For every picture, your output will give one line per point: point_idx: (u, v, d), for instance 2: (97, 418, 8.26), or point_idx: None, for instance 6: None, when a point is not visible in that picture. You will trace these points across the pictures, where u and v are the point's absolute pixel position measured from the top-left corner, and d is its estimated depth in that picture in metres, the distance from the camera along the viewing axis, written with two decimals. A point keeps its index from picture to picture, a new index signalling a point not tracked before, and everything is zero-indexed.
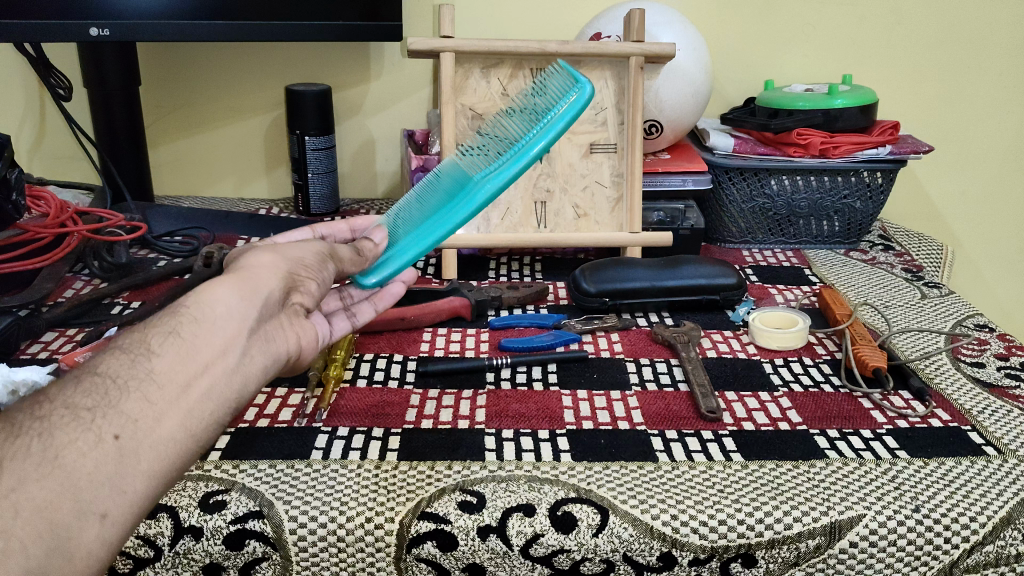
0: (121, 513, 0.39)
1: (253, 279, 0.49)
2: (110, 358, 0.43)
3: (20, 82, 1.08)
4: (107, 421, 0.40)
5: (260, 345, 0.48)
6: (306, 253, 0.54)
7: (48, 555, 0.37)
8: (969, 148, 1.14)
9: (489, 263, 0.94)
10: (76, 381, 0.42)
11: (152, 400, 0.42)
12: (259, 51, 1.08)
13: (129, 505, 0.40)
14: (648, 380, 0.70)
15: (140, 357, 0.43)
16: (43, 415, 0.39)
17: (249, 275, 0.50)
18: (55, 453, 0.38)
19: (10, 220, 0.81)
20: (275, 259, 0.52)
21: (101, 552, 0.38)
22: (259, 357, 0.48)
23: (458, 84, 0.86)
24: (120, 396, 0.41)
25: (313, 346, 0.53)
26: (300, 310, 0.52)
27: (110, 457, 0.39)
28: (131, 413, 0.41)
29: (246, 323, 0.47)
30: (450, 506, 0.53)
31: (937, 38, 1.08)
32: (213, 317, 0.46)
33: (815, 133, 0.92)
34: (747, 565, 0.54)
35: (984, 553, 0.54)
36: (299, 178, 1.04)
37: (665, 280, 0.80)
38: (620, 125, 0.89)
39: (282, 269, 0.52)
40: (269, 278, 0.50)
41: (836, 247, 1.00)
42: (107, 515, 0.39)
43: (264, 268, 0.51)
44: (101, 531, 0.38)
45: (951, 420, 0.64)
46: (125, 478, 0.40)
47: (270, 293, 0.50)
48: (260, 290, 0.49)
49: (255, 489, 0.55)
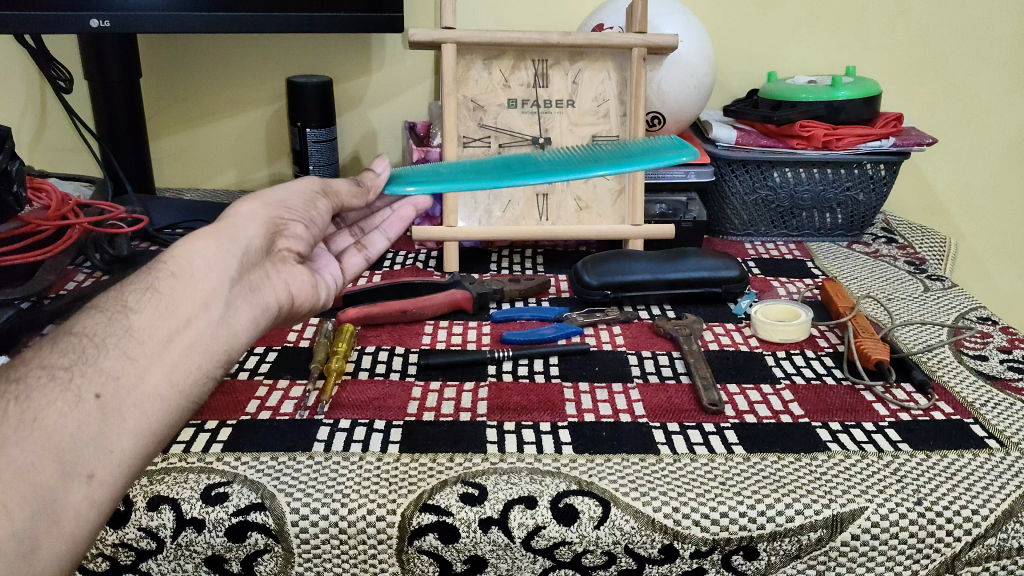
0: (109, 473, 0.39)
1: (232, 230, 0.49)
2: (88, 318, 0.43)
3: (20, 72, 1.08)
4: (87, 380, 0.40)
5: (245, 294, 0.47)
6: (287, 201, 0.54)
7: (35, 517, 0.36)
8: (973, 141, 1.14)
9: (491, 256, 0.94)
10: (54, 342, 0.42)
11: (133, 356, 0.42)
12: (259, 43, 1.08)
13: (117, 465, 0.40)
14: (650, 372, 0.69)
15: (118, 315, 0.43)
16: (18, 377, 0.39)
17: (228, 226, 0.49)
18: (33, 415, 0.38)
19: (13, 212, 0.81)
20: (255, 208, 0.52)
21: (90, 513, 0.38)
22: (246, 308, 0.47)
23: (460, 75, 0.86)
24: (98, 354, 0.41)
25: (306, 295, 0.53)
26: (286, 259, 0.52)
27: (93, 416, 0.39)
28: (112, 370, 0.41)
29: (228, 272, 0.46)
30: (451, 499, 0.53)
31: (941, 30, 1.08)
32: (192, 270, 0.45)
33: (818, 125, 0.91)
34: (748, 558, 0.54)
35: (986, 546, 0.54)
36: (300, 170, 1.03)
37: (668, 272, 0.80)
38: (622, 116, 0.88)
39: (263, 216, 0.51)
40: (249, 227, 0.50)
41: (839, 240, 0.99)
42: (94, 475, 0.39)
43: (243, 219, 0.50)
44: (89, 491, 0.38)
45: (954, 413, 0.64)
46: (112, 437, 0.39)
47: (251, 242, 0.49)
48: (239, 241, 0.48)
49: (257, 482, 0.54)
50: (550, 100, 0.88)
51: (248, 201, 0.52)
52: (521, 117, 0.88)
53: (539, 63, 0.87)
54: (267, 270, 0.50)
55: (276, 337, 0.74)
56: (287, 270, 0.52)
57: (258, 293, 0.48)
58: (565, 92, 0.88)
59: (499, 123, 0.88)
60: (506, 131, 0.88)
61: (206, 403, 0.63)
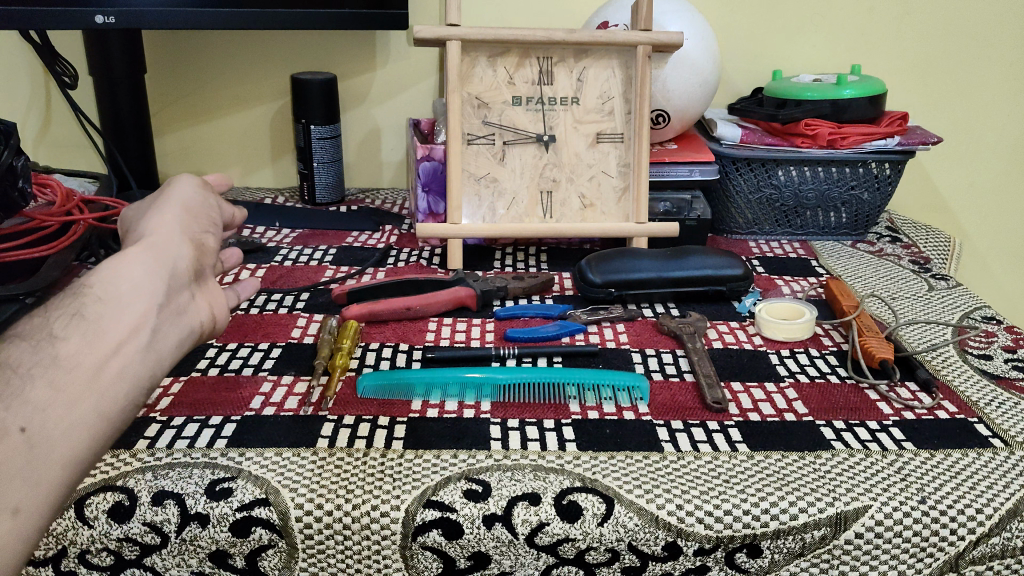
0: (33, 507, 0.41)
1: (157, 247, 0.50)
2: (12, 348, 0.43)
3: (25, 68, 1.08)
4: (13, 413, 0.41)
5: (172, 318, 0.48)
6: (194, 216, 0.55)
7: None
8: (977, 140, 1.13)
9: (495, 253, 0.94)
10: None
11: (60, 387, 0.42)
12: (264, 39, 1.08)
13: (44, 498, 0.41)
14: (653, 370, 0.69)
15: (43, 343, 0.43)
16: None
17: (151, 247, 0.50)
18: None
19: (18, 208, 0.82)
20: (169, 221, 0.53)
21: (17, 547, 0.40)
22: (172, 331, 0.48)
23: (465, 72, 0.86)
24: (23, 385, 0.42)
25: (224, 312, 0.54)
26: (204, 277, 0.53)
27: (19, 450, 0.40)
28: (38, 403, 0.42)
29: (157, 295, 0.48)
30: (455, 495, 0.54)
31: (946, 29, 1.07)
32: (119, 293, 0.46)
33: (823, 123, 0.92)
34: (752, 556, 0.54)
35: (990, 545, 0.54)
36: (305, 167, 1.04)
37: (672, 271, 0.80)
38: (627, 114, 0.89)
39: (181, 230, 0.52)
40: (173, 242, 0.51)
41: (843, 239, 0.99)
42: (19, 510, 0.40)
43: (165, 235, 0.51)
44: (13, 526, 0.40)
45: (958, 412, 0.64)
46: (37, 470, 0.41)
47: (177, 263, 0.50)
48: (166, 261, 0.49)
49: (262, 477, 0.55)
50: (555, 97, 0.88)
51: (161, 215, 0.53)
52: (526, 115, 0.88)
53: (544, 60, 0.87)
54: (193, 286, 0.52)
55: (280, 334, 0.74)
56: (212, 284, 0.54)
57: (185, 315, 0.49)
58: (570, 89, 0.88)
59: (503, 120, 0.88)
60: (510, 129, 0.88)
61: (211, 399, 0.63)
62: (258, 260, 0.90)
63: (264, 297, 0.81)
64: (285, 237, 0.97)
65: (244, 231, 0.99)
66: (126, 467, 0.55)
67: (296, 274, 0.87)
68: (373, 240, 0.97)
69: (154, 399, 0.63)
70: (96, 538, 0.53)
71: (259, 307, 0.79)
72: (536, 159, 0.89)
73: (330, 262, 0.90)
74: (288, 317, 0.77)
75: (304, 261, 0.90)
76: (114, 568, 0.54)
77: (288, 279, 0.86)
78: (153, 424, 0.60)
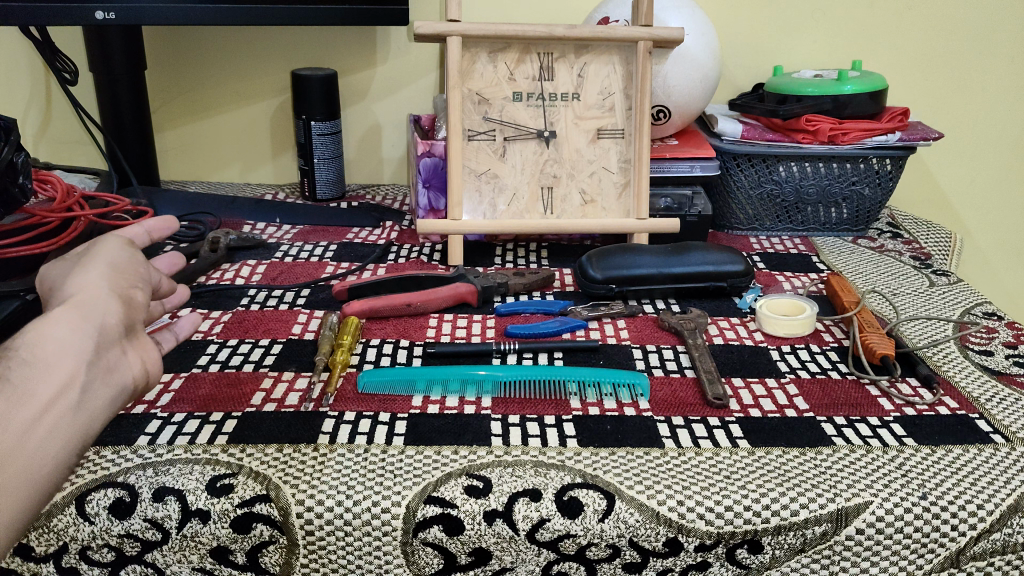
0: None
1: (84, 305, 0.49)
2: None
3: (26, 65, 1.08)
4: None
5: (102, 378, 0.48)
6: (124, 266, 0.53)
7: None
8: (979, 136, 1.13)
9: (495, 250, 0.94)
10: None
11: None
12: (264, 35, 1.08)
13: None
14: (654, 366, 0.69)
15: None
16: None
17: (78, 303, 0.49)
18: None
19: (19, 203, 0.81)
20: (96, 276, 0.51)
21: None
22: (103, 391, 0.48)
23: (466, 68, 0.86)
24: None
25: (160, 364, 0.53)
26: (139, 330, 0.52)
27: None
28: None
29: (83, 355, 0.47)
30: (457, 491, 0.54)
31: (948, 24, 1.07)
32: (44, 356, 0.46)
33: (824, 119, 0.91)
34: (753, 551, 0.54)
35: (991, 541, 0.54)
36: (305, 163, 1.04)
37: (672, 266, 0.80)
38: (627, 110, 0.88)
39: (109, 284, 0.51)
40: (102, 298, 0.49)
41: (844, 235, 0.99)
42: None
43: (94, 289, 0.50)
44: None
45: (959, 407, 0.63)
46: None
47: (107, 319, 0.49)
48: (94, 319, 0.48)
49: (262, 473, 0.55)
50: (555, 93, 0.88)
51: (89, 267, 0.51)
52: (526, 110, 0.88)
53: (545, 56, 0.87)
54: (126, 341, 0.50)
55: (281, 330, 0.74)
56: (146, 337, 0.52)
57: (117, 373, 0.49)
58: (571, 85, 0.88)
59: (504, 116, 0.87)
60: (511, 124, 0.88)
61: (211, 395, 0.63)
62: (259, 257, 0.90)
63: (264, 293, 0.81)
64: (285, 233, 0.97)
65: (245, 228, 0.99)
66: (128, 463, 0.55)
67: (297, 271, 0.87)
68: (374, 236, 0.97)
69: (155, 395, 0.63)
70: (97, 534, 0.53)
71: (260, 304, 0.79)
72: (537, 155, 0.89)
73: (330, 258, 0.90)
74: (289, 313, 0.77)
75: (304, 257, 0.90)
76: (115, 564, 0.54)
77: (289, 275, 0.86)
78: (154, 420, 0.60)
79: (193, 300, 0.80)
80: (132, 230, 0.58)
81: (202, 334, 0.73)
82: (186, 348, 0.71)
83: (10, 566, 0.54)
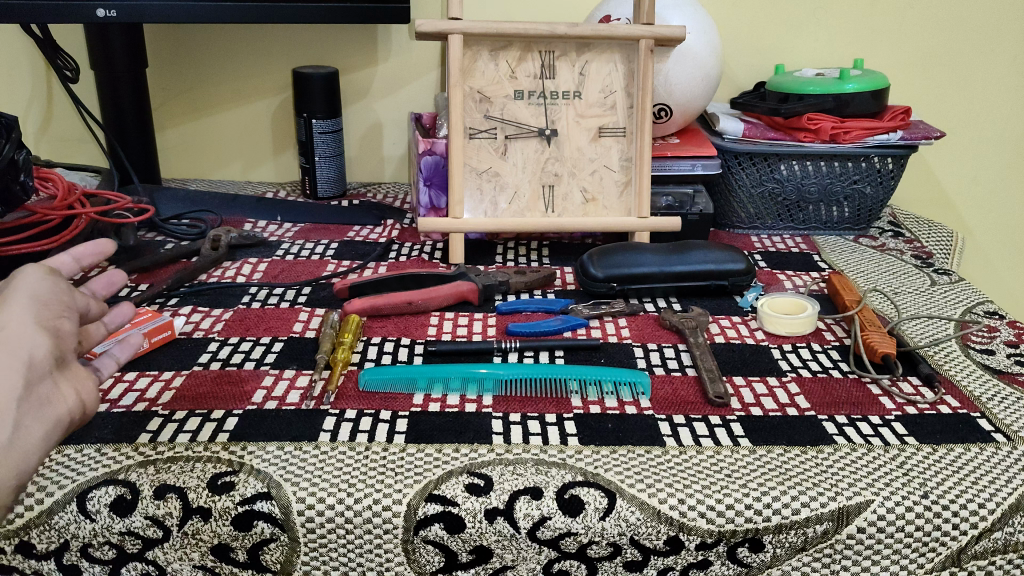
0: None
1: (9, 342, 0.47)
2: None
3: (27, 63, 1.08)
4: None
5: (34, 412, 0.47)
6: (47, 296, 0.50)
7: None
8: (981, 134, 1.13)
9: (496, 248, 0.94)
10: None
11: None
12: (265, 33, 1.08)
13: None
14: (656, 364, 0.69)
15: None
16: None
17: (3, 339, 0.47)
18: None
19: (20, 201, 0.81)
20: (19, 309, 0.49)
21: None
22: (36, 425, 0.47)
23: (467, 66, 0.86)
24: None
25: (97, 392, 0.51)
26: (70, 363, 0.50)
27: None
28: None
29: (11, 393, 0.46)
30: (458, 489, 0.54)
31: (950, 22, 1.07)
32: None
33: (825, 118, 0.91)
34: (754, 550, 0.54)
35: (992, 540, 0.54)
36: (307, 161, 1.04)
37: (674, 265, 0.80)
38: (629, 108, 0.88)
39: (34, 317, 0.49)
40: (26, 332, 0.48)
41: (845, 233, 0.99)
42: None
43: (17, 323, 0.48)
44: None
45: (960, 406, 0.63)
46: None
47: (34, 353, 0.48)
48: (20, 355, 0.47)
49: (264, 471, 0.55)
50: (557, 91, 0.88)
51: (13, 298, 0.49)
52: (528, 109, 0.88)
53: (546, 54, 0.87)
54: (57, 374, 0.49)
55: (282, 328, 0.74)
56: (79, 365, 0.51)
57: (49, 407, 0.48)
58: (572, 83, 0.88)
59: (505, 114, 0.87)
60: (512, 122, 0.88)
61: (213, 393, 0.63)
62: (260, 255, 0.90)
63: (265, 291, 0.82)
64: (286, 231, 0.97)
65: (246, 226, 0.99)
66: (129, 460, 0.55)
67: (298, 269, 0.87)
68: (375, 234, 0.97)
69: (156, 393, 0.63)
70: (99, 531, 0.53)
71: (261, 301, 0.79)
72: (538, 153, 0.88)
73: (331, 256, 0.90)
74: (290, 311, 0.77)
75: (305, 255, 0.90)
76: (116, 561, 0.54)
77: (290, 273, 0.86)
78: (155, 417, 0.60)
79: (195, 298, 0.80)
80: (59, 259, 0.56)
81: (203, 331, 0.73)
82: (187, 346, 0.71)
83: (11, 563, 0.54)
